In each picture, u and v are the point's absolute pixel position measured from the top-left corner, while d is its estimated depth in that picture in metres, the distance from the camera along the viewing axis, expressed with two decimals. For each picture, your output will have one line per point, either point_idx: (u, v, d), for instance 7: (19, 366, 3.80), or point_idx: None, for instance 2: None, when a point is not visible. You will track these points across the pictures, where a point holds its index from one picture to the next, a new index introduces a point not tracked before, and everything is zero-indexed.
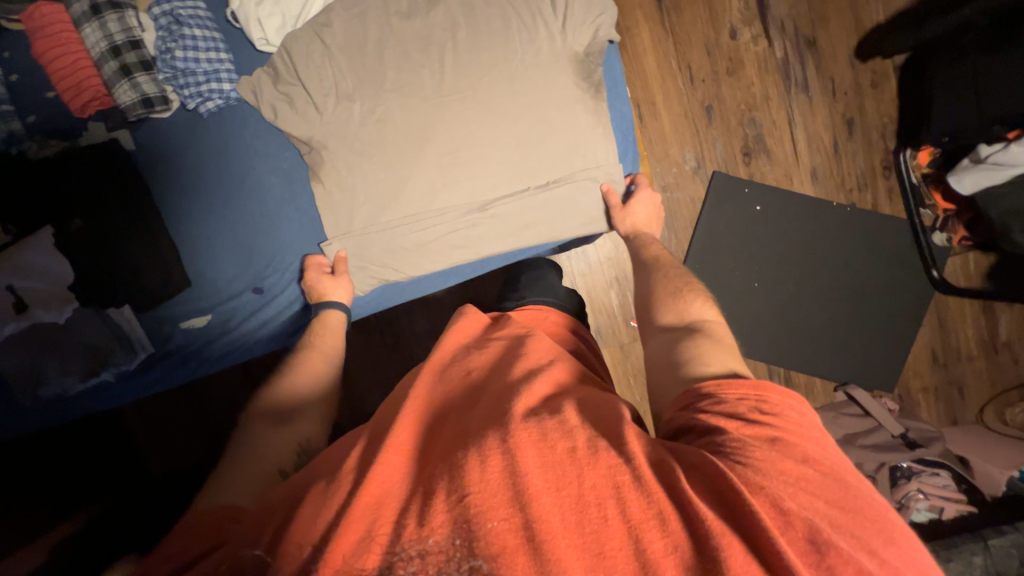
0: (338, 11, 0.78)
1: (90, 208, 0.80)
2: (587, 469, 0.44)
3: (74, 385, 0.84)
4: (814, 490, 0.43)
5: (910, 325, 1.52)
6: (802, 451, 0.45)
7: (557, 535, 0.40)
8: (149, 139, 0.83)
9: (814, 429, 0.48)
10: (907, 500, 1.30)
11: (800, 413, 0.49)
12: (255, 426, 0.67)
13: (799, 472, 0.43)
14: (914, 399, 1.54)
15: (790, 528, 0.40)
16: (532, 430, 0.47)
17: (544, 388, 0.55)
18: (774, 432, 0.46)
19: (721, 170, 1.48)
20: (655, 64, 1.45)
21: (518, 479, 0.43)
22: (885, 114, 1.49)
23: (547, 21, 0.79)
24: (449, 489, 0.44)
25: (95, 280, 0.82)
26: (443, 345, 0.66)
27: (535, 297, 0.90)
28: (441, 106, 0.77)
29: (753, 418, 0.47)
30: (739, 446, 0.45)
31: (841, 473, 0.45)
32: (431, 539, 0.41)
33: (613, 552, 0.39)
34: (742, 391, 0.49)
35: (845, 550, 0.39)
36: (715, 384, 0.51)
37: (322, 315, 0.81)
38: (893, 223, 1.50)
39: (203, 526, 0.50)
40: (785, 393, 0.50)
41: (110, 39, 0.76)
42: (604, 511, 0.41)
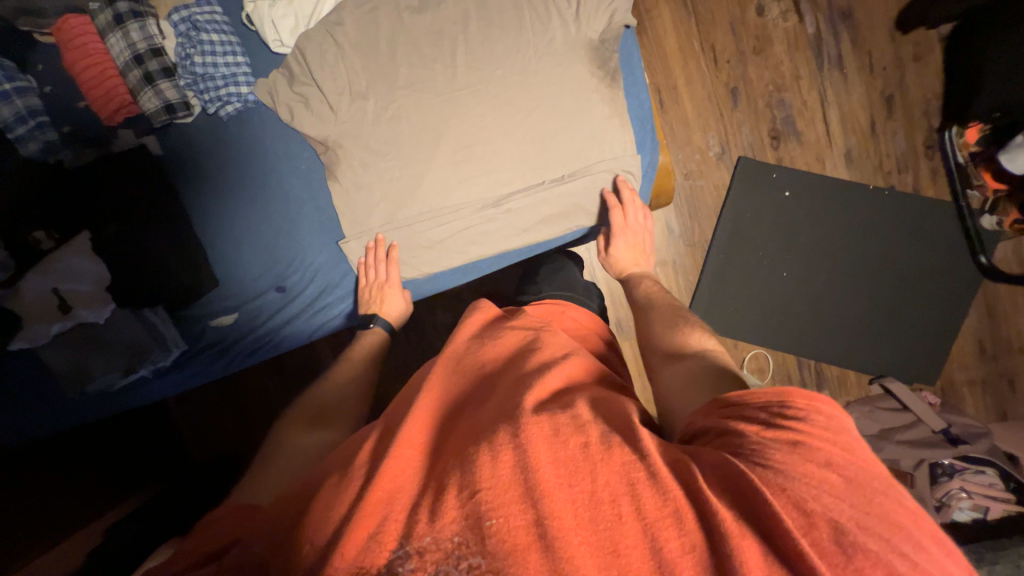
0: (349, 8, 0.77)
1: (124, 213, 0.84)
2: (600, 465, 0.43)
3: (116, 381, 0.88)
4: (840, 494, 0.40)
5: (955, 315, 1.43)
6: (826, 457, 0.42)
7: (569, 532, 0.39)
8: (174, 144, 0.85)
9: (843, 429, 0.45)
10: (947, 499, 1.25)
11: (828, 415, 0.45)
12: (293, 429, 0.70)
13: (822, 476, 0.40)
14: (958, 393, 1.45)
15: (813, 529, 0.38)
16: (547, 424, 0.47)
17: (557, 380, 0.56)
18: (795, 435, 0.43)
19: (747, 155, 1.42)
20: (677, 47, 1.39)
21: (530, 474, 0.43)
22: (928, 89, 1.39)
23: (561, 8, 0.76)
24: (461, 485, 0.44)
25: (131, 281, 0.86)
26: (455, 336, 0.67)
27: (552, 292, 0.89)
28: (455, 101, 0.77)
29: (774, 423, 0.45)
30: (759, 448, 0.43)
31: (868, 476, 0.41)
32: (433, 537, 0.41)
33: (627, 550, 0.39)
34: (763, 399, 0.47)
35: (873, 551, 0.37)
36: (738, 395, 0.50)
37: (371, 327, 0.85)
38: (937, 206, 1.40)
39: (232, 521, 0.52)
40: (812, 396, 0.46)
41: (133, 48, 0.78)
42: (618, 508, 0.41)
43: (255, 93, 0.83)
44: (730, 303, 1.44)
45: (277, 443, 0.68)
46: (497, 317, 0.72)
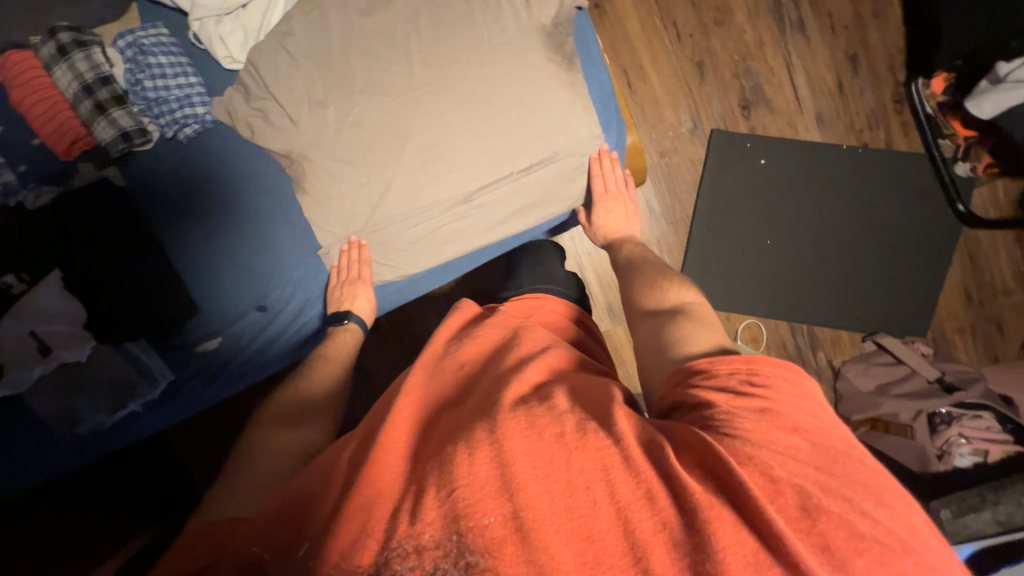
0: (298, 16, 0.76)
1: (94, 250, 0.82)
2: (575, 453, 0.44)
3: (106, 418, 0.87)
4: (805, 458, 0.43)
5: (938, 266, 1.44)
6: (791, 421, 0.46)
7: (545, 522, 0.40)
8: (137, 172, 0.84)
9: (806, 396, 0.49)
10: (947, 446, 1.26)
11: (792, 383, 0.49)
12: (266, 429, 0.67)
13: (790, 442, 0.44)
14: (950, 341, 1.47)
15: (780, 496, 0.41)
16: (523, 418, 0.48)
17: (534, 377, 0.56)
18: (763, 403, 0.47)
19: (719, 127, 1.42)
20: (638, 25, 1.38)
21: (506, 469, 0.43)
22: (891, 44, 1.40)
23: None
24: (439, 484, 0.44)
25: (106, 317, 0.84)
26: (438, 335, 0.68)
27: (533, 286, 0.88)
28: (414, 101, 0.76)
29: (742, 391, 0.48)
30: (729, 418, 0.46)
31: (831, 440, 0.46)
32: (426, 536, 0.41)
33: (603, 535, 0.40)
34: (731, 366, 0.51)
35: (835, 515, 0.40)
36: (706, 361, 0.53)
37: (344, 324, 0.85)
38: (911, 159, 1.41)
39: (206, 538, 0.49)
40: (777, 364, 0.50)
41: (81, 78, 0.76)
42: (593, 494, 0.42)
43: (213, 114, 0.82)
44: (718, 276, 1.44)
45: (250, 446, 0.65)
46: (471, 319, 0.71)
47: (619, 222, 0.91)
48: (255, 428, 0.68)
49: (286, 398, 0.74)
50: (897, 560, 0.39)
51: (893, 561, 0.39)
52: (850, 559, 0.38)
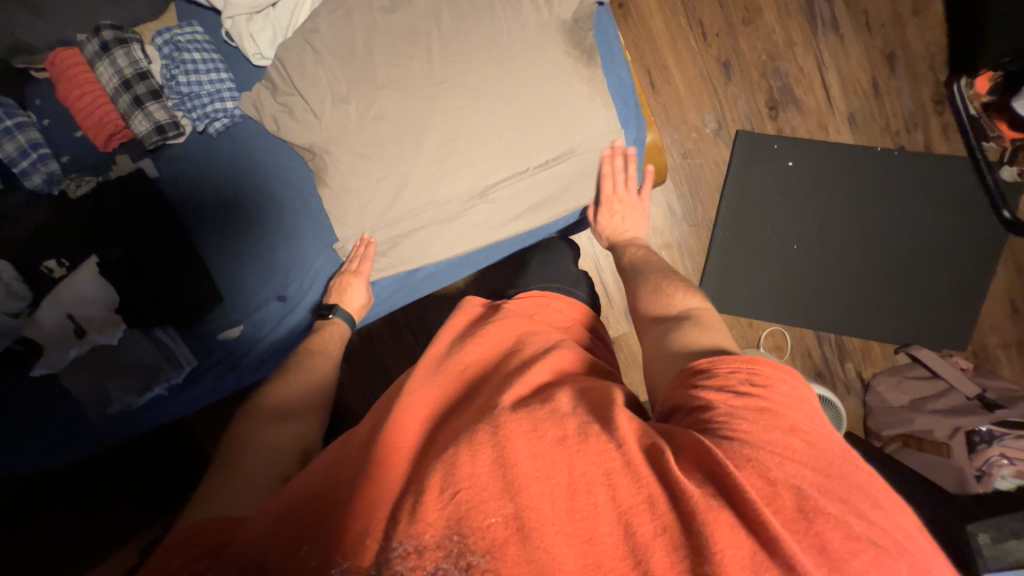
0: (323, 14, 0.78)
1: (127, 239, 0.86)
2: (577, 457, 0.44)
3: (133, 400, 0.91)
4: (801, 459, 0.42)
5: (980, 276, 1.37)
6: (788, 421, 0.45)
7: (545, 523, 0.40)
8: (171, 163, 0.87)
9: (805, 398, 0.48)
10: (987, 467, 1.18)
11: (791, 385, 0.49)
12: (260, 422, 0.68)
13: (787, 443, 0.43)
14: (992, 356, 1.38)
15: (778, 498, 0.40)
16: (524, 420, 0.48)
17: (543, 373, 0.58)
18: (762, 403, 0.46)
19: (745, 128, 1.38)
20: (663, 25, 1.36)
21: (507, 470, 0.43)
22: (931, 43, 1.34)
23: None
24: (441, 485, 0.43)
25: (138, 303, 0.88)
26: (438, 340, 0.68)
27: (540, 284, 0.87)
28: (433, 97, 0.77)
29: (742, 391, 0.48)
30: (727, 419, 0.45)
31: (823, 441, 0.45)
32: (429, 536, 0.40)
33: (604, 537, 0.40)
34: (734, 364, 0.50)
35: (832, 514, 0.39)
36: (708, 362, 0.53)
37: (331, 317, 0.85)
38: (951, 163, 1.35)
39: (207, 530, 0.48)
40: (778, 366, 0.50)
41: (121, 74, 0.81)
42: (593, 498, 0.42)
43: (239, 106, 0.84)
44: (740, 283, 1.41)
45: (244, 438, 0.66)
46: (474, 319, 0.73)
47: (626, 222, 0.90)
48: (246, 418, 0.70)
49: (274, 392, 0.75)
50: (891, 562, 0.38)
51: (887, 562, 0.38)
52: (847, 559, 0.37)
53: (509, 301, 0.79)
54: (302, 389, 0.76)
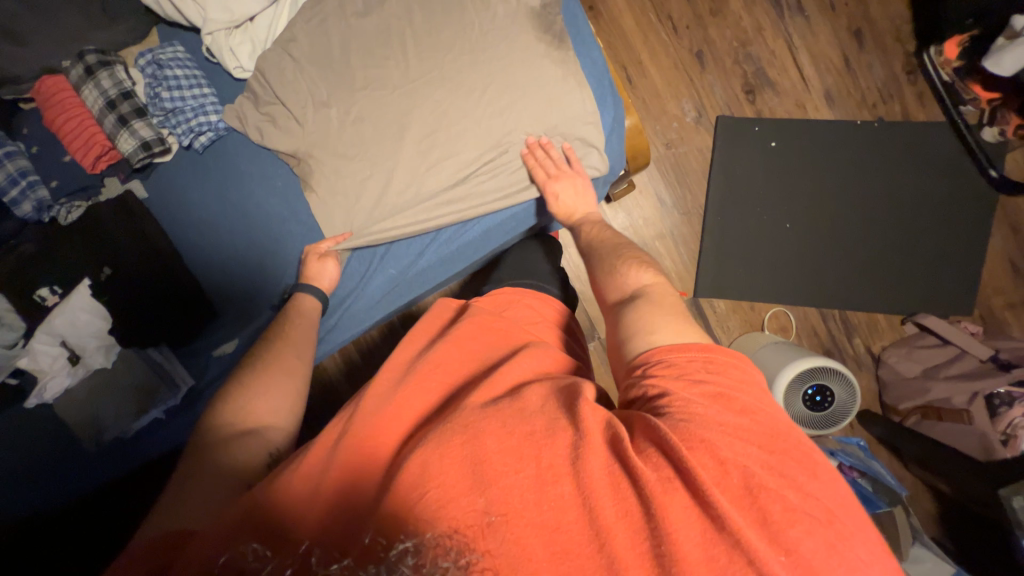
0: (300, 23, 0.81)
1: (119, 258, 0.86)
2: (544, 448, 0.42)
3: (128, 426, 0.90)
4: (750, 438, 0.40)
5: (976, 239, 1.36)
6: (739, 402, 0.43)
7: (513, 517, 0.39)
8: (158, 184, 0.89)
9: (756, 377, 0.46)
10: (1013, 430, 1.12)
11: (743, 369, 0.46)
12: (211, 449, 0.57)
13: (737, 423, 0.41)
14: (1000, 319, 1.36)
15: (727, 478, 0.39)
16: (495, 417, 0.46)
17: (512, 379, 0.53)
18: (714, 388, 0.43)
19: (724, 114, 1.41)
20: (634, 23, 1.41)
21: (478, 465, 0.42)
22: (895, 17, 1.37)
23: None
24: (409, 486, 0.41)
25: (131, 323, 0.88)
26: (410, 343, 0.65)
27: (512, 281, 0.85)
28: (410, 93, 0.78)
29: (698, 377, 0.44)
30: (682, 405, 0.42)
31: (774, 419, 0.43)
32: (430, 533, 0.37)
33: (569, 525, 0.39)
34: (690, 353, 0.46)
35: (774, 489, 0.38)
36: (665, 349, 0.48)
37: (302, 296, 0.80)
38: (932, 129, 1.35)
39: (156, 549, 0.44)
40: (730, 353, 0.47)
41: (106, 95, 0.82)
42: (560, 488, 0.40)
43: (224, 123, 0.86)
44: (737, 267, 1.40)
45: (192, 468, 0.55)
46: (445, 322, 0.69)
47: (575, 199, 0.79)
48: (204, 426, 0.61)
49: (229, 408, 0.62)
50: (821, 531, 0.37)
51: (819, 530, 0.37)
52: (784, 530, 0.37)
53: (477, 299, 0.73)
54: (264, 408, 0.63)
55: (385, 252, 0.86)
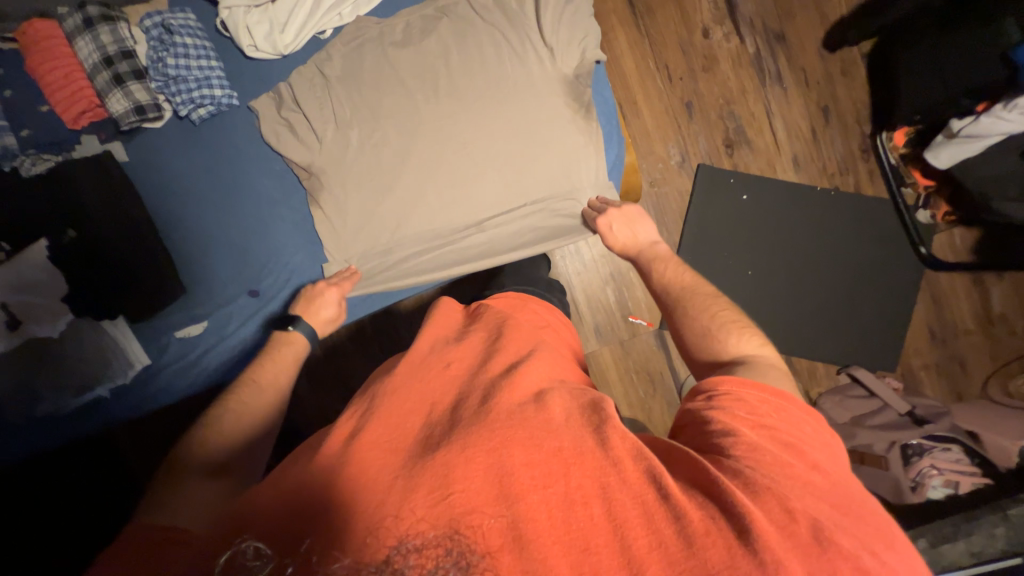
0: (337, 45, 0.83)
1: (90, 222, 0.80)
2: (573, 468, 0.45)
3: (68, 402, 0.84)
4: (821, 495, 0.44)
5: (905, 305, 1.53)
6: (811, 459, 0.47)
7: (542, 533, 0.41)
8: (142, 151, 0.84)
9: (831, 443, 0.50)
10: (920, 478, 1.29)
11: (815, 429, 0.51)
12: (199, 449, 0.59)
13: (807, 477, 0.45)
14: (916, 377, 1.54)
15: (793, 524, 0.41)
16: (520, 426, 0.49)
17: (533, 379, 0.56)
18: (788, 437, 0.48)
19: (705, 162, 1.51)
20: (634, 66, 1.50)
21: (504, 475, 0.45)
22: (857, 99, 1.52)
23: (536, 46, 0.81)
24: (434, 485, 0.44)
25: (90, 291, 0.82)
26: (424, 336, 0.67)
27: (515, 287, 0.83)
28: (437, 131, 0.80)
29: (763, 423, 0.49)
30: (750, 449, 0.46)
31: (846, 484, 0.47)
32: (426, 535, 0.41)
33: (598, 548, 0.41)
34: (760, 395, 0.51)
35: (846, 549, 0.41)
36: (734, 384, 0.53)
37: (291, 330, 0.76)
38: (877, 204, 1.52)
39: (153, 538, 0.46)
40: (806, 411, 0.52)
41: (102, 50, 0.78)
42: (590, 510, 0.43)
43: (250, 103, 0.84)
44: None
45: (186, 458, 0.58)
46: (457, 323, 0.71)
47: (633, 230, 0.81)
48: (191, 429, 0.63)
49: (231, 408, 0.65)
50: None
51: None
52: None
53: (488, 298, 0.77)
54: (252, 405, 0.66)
55: None
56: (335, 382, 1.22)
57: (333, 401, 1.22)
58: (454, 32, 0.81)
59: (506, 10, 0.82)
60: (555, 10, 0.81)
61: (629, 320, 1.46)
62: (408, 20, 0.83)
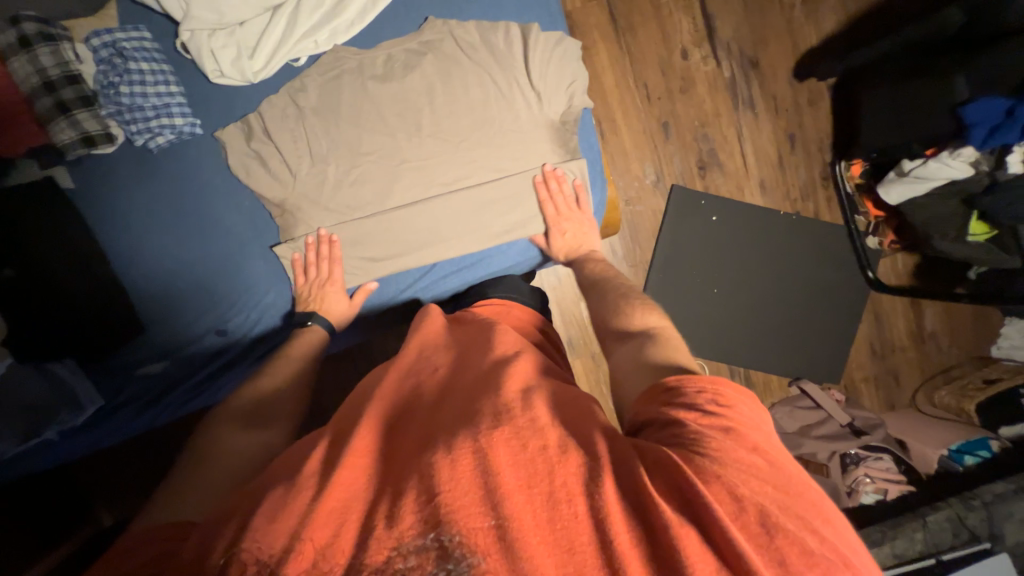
0: (313, 75, 0.82)
1: (34, 254, 0.73)
2: (557, 467, 0.44)
3: (11, 448, 0.76)
4: (764, 478, 0.44)
5: (852, 324, 1.64)
6: (751, 441, 0.46)
7: (528, 533, 0.40)
8: (91, 178, 0.80)
9: (759, 418, 0.50)
10: (855, 484, 1.41)
11: (750, 408, 0.50)
12: (225, 425, 0.66)
13: (750, 460, 0.45)
14: (857, 389, 1.66)
15: (743, 514, 0.41)
16: (504, 429, 0.47)
17: (521, 379, 0.56)
18: (725, 422, 0.47)
19: (678, 183, 1.55)
20: (613, 83, 1.49)
21: (489, 478, 0.43)
22: (821, 129, 1.59)
23: (524, 90, 0.85)
24: (419, 489, 0.44)
25: (43, 336, 0.75)
26: (407, 348, 0.67)
27: (500, 292, 0.84)
28: (419, 168, 0.83)
29: (709, 410, 0.48)
30: (697, 439, 0.45)
31: (784, 464, 0.46)
32: (403, 536, 0.41)
33: (582, 547, 0.40)
34: (699, 384, 0.51)
35: (793, 532, 0.40)
36: (677, 378, 0.53)
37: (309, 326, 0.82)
38: (832, 228, 1.62)
39: (163, 534, 0.49)
40: (737, 389, 0.51)
41: (43, 74, 0.72)
42: (574, 508, 0.42)
43: (215, 132, 0.82)
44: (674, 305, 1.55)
45: (207, 445, 0.63)
46: (441, 326, 0.72)
47: (580, 240, 0.90)
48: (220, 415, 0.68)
49: (256, 388, 0.73)
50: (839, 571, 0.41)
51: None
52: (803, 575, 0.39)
53: (471, 308, 0.79)
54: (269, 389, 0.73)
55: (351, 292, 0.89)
56: None
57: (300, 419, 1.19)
58: (439, 70, 0.83)
59: (494, 51, 0.85)
60: (543, 55, 0.85)
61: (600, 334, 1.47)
62: (389, 52, 0.84)
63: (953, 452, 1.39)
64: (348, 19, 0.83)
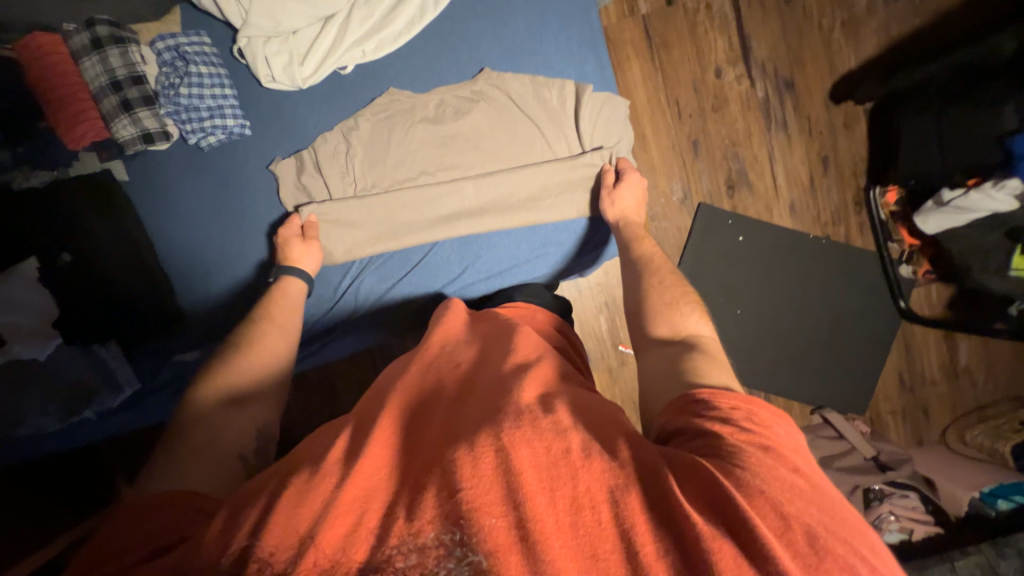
0: (366, 115, 0.87)
1: (92, 241, 0.79)
2: (580, 472, 0.45)
3: (51, 424, 0.79)
4: (810, 500, 0.44)
5: (881, 353, 1.58)
6: (793, 463, 0.47)
7: (550, 536, 0.41)
8: (144, 174, 0.85)
9: (801, 446, 0.50)
10: (879, 522, 1.33)
11: (788, 433, 0.50)
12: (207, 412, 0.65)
13: (793, 480, 0.45)
14: (883, 422, 1.61)
15: (789, 531, 0.41)
16: (528, 430, 0.48)
17: (535, 384, 0.56)
18: (765, 441, 0.48)
19: (706, 202, 1.53)
20: (645, 99, 1.50)
21: (513, 478, 0.43)
22: (856, 153, 1.56)
23: (571, 144, 0.90)
24: (440, 484, 0.44)
25: (88, 317, 0.80)
26: (433, 340, 0.69)
27: (526, 296, 0.86)
28: (460, 209, 0.88)
29: (744, 425, 0.49)
30: (734, 453, 0.46)
31: (828, 490, 0.46)
32: (421, 534, 0.41)
33: (606, 555, 0.40)
34: (733, 401, 0.51)
35: (840, 556, 0.40)
36: (709, 392, 0.53)
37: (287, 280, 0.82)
38: (864, 255, 1.58)
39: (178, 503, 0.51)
40: (774, 412, 0.52)
41: (111, 74, 0.77)
42: (598, 514, 0.42)
43: (268, 165, 0.87)
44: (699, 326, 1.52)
45: (201, 434, 0.62)
46: (460, 322, 0.74)
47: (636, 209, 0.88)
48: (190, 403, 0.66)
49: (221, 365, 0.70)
50: None
51: None
52: None
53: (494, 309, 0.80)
54: (247, 369, 0.71)
55: (385, 293, 0.91)
56: (321, 399, 1.20)
57: (320, 414, 1.21)
58: (488, 118, 0.89)
59: (545, 106, 0.90)
60: (593, 114, 0.90)
61: (619, 348, 1.46)
62: (442, 98, 0.89)
63: (986, 495, 1.31)
64: (395, 31, 0.87)
